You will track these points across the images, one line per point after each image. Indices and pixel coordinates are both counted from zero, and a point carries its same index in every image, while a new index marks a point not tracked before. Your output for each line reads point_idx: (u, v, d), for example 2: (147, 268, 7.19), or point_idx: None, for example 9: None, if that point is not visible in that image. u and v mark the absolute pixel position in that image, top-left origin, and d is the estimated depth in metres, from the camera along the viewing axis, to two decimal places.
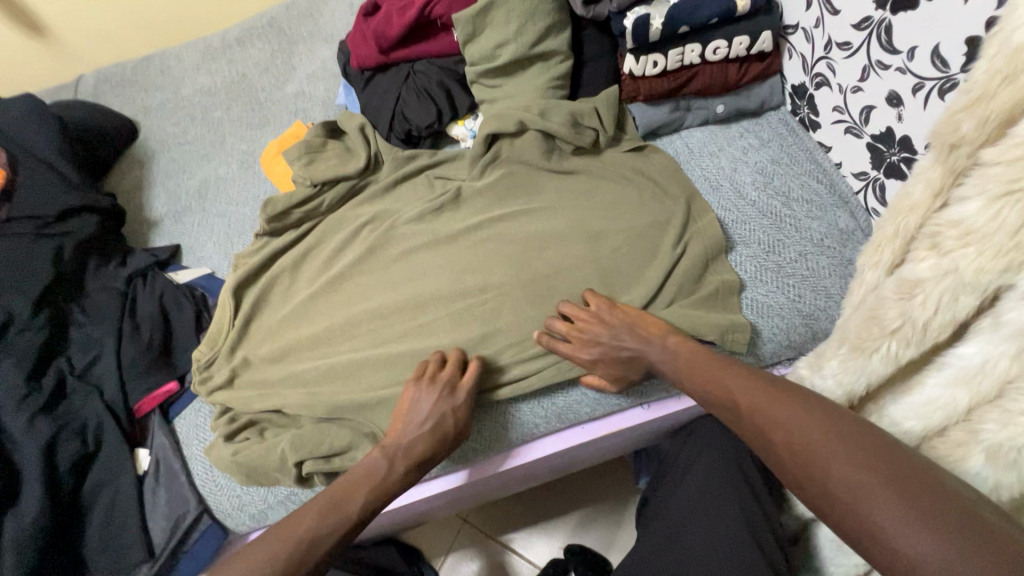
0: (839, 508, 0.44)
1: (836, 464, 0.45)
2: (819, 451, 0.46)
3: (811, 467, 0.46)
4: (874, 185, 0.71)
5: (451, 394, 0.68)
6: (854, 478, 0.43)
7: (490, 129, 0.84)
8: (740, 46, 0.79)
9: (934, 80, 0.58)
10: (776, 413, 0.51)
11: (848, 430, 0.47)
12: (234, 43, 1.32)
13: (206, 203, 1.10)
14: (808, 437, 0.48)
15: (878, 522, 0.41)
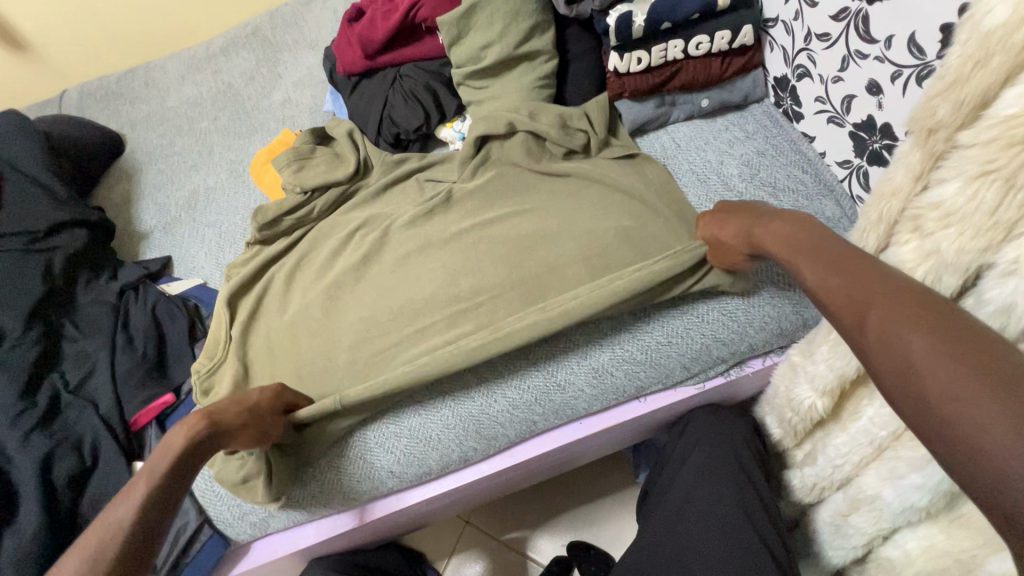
0: (965, 455, 0.34)
1: (970, 401, 0.34)
2: (932, 372, 0.37)
3: (924, 396, 0.37)
4: (858, 172, 0.72)
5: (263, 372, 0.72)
6: (986, 415, 0.34)
7: (478, 130, 0.85)
8: (722, 41, 0.80)
9: (911, 68, 0.59)
10: (885, 322, 0.40)
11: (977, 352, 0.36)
12: (219, 52, 1.32)
13: (196, 213, 1.10)
14: (922, 363, 0.37)
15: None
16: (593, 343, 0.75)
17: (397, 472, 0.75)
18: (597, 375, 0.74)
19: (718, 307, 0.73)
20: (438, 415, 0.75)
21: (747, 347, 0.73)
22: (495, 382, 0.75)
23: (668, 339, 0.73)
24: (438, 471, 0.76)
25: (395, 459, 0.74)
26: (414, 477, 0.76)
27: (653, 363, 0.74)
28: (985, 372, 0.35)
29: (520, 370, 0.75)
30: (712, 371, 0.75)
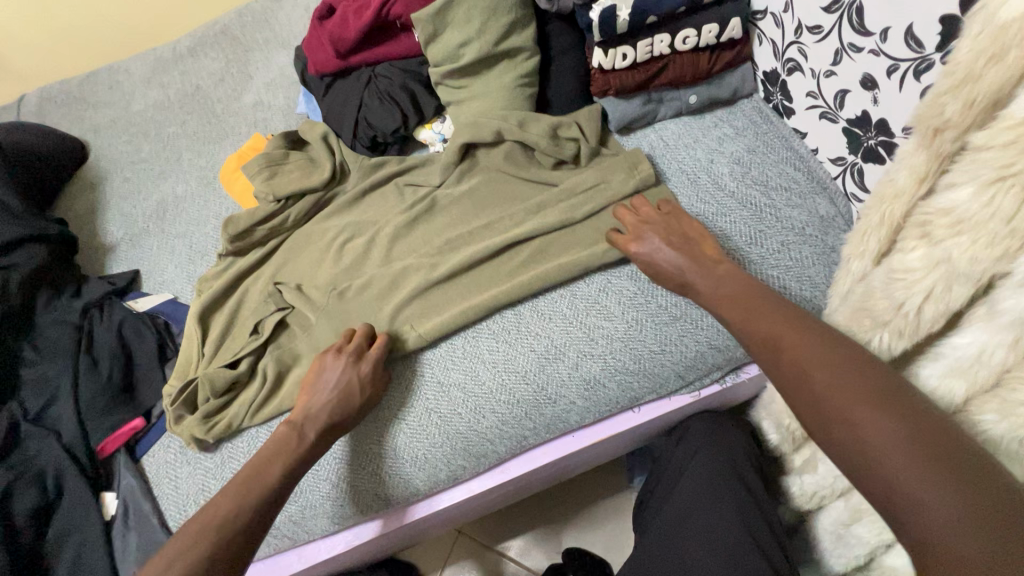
0: (864, 466, 0.41)
1: (871, 421, 0.41)
2: (846, 398, 0.43)
3: (832, 414, 0.44)
4: (852, 170, 0.70)
5: (356, 363, 0.69)
6: (875, 433, 0.41)
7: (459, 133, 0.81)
8: (710, 34, 0.77)
9: (908, 61, 0.56)
10: (819, 363, 0.47)
11: (883, 384, 0.43)
12: (186, 53, 1.26)
13: (165, 224, 1.04)
14: (834, 395, 0.44)
15: (912, 486, 0.38)
16: (584, 352, 0.71)
17: (380, 494, 0.71)
18: (589, 387, 0.71)
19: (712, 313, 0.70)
20: (421, 432, 0.72)
21: (743, 352, 0.71)
22: (482, 397, 0.72)
23: (662, 347, 0.70)
24: (426, 492, 0.73)
25: (379, 480, 0.71)
26: (398, 500, 0.72)
27: (646, 373, 0.71)
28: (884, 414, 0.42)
29: (508, 383, 0.72)
30: (707, 378, 0.73)
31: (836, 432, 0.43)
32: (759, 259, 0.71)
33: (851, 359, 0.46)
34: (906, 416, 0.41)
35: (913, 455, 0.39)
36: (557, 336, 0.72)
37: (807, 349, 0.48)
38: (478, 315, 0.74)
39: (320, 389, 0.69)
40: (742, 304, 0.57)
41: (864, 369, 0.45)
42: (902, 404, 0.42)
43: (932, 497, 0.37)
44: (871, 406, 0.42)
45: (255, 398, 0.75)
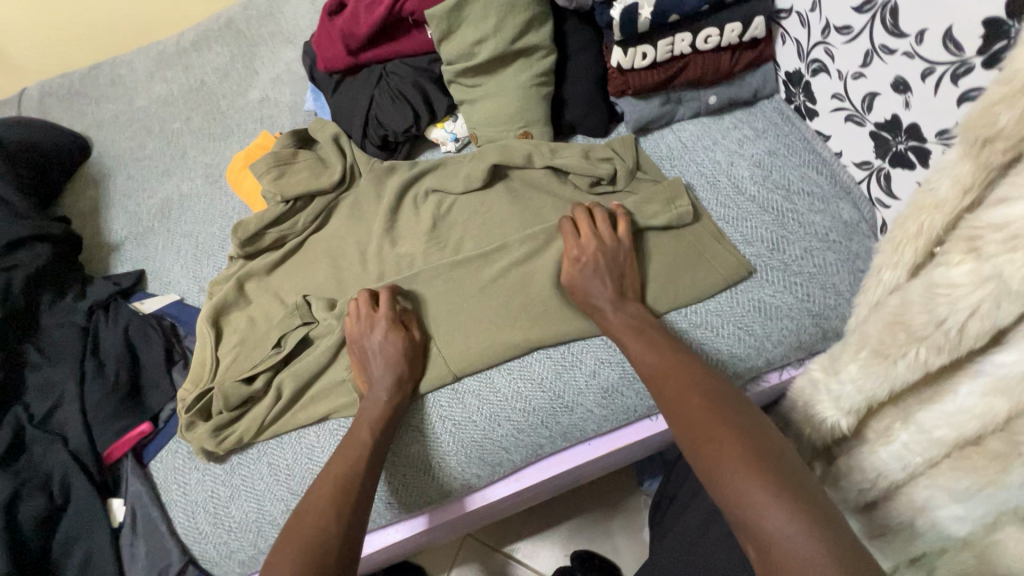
0: (724, 496, 0.45)
1: (744, 477, 0.44)
2: (721, 455, 0.47)
3: (708, 462, 0.47)
4: (879, 174, 0.68)
5: (371, 326, 0.71)
6: (732, 468, 0.45)
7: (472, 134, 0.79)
8: (732, 34, 0.75)
9: (945, 65, 0.54)
10: (686, 397, 0.54)
11: (731, 414, 0.50)
12: (191, 47, 1.23)
13: (170, 223, 1.02)
14: (702, 431, 0.50)
15: (778, 536, 0.40)
16: (603, 360, 0.70)
17: (395, 503, 0.70)
18: (607, 395, 0.70)
19: (734, 321, 0.69)
20: (439, 441, 0.70)
21: (764, 362, 0.69)
22: (498, 405, 0.70)
23: None
24: (438, 501, 0.72)
25: (393, 489, 0.70)
26: (408, 509, 0.71)
27: None
28: (740, 447, 0.47)
29: (524, 391, 0.70)
30: None
31: (712, 483, 0.46)
32: (780, 266, 0.70)
33: (706, 391, 0.54)
34: (771, 469, 0.44)
35: (782, 509, 0.41)
36: (574, 344, 0.71)
37: (671, 384, 0.56)
38: (496, 323, 0.72)
39: (366, 359, 0.70)
40: (636, 330, 0.64)
41: (714, 395, 0.53)
42: (767, 453, 0.46)
43: (795, 544, 0.39)
44: (740, 456, 0.46)
45: (267, 414, 0.73)
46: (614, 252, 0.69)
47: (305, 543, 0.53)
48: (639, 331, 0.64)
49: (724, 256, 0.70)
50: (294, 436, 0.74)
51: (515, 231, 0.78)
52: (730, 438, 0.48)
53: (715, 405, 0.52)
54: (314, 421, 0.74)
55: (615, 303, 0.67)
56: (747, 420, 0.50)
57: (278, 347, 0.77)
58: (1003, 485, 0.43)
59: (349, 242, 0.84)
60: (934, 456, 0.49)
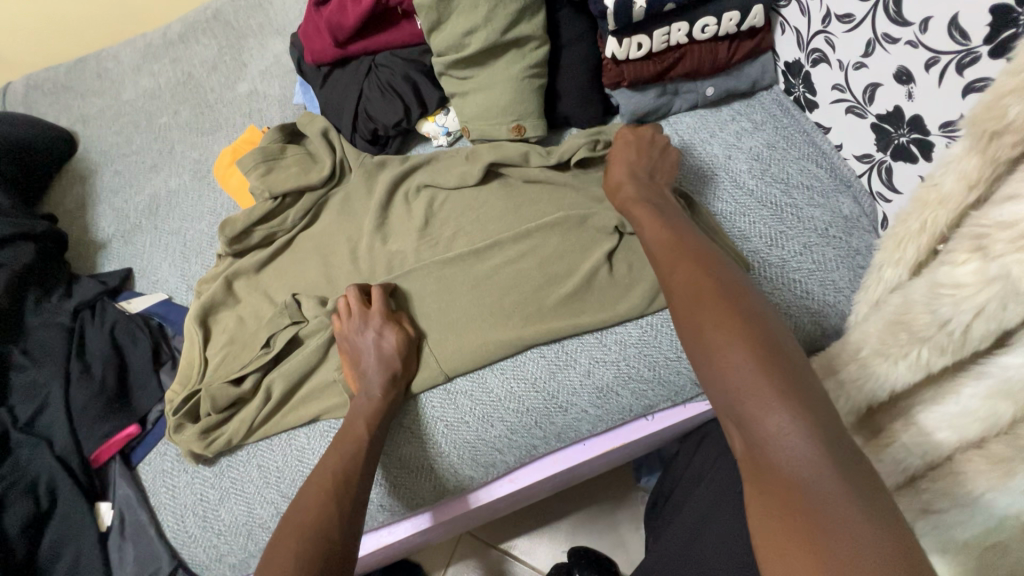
0: (715, 373, 0.42)
1: (739, 358, 0.41)
2: (718, 333, 0.43)
3: (708, 350, 0.43)
4: (880, 168, 0.66)
5: (363, 322, 0.70)
6: (730, 348, 0.42)
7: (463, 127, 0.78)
8: (730, 23, 0.72)
9: (950, 55, 0.52)
10: (694, 276, 0.50)
11: (740, 304, 0.46)
12: (178, 39, 1.20)
13: (158, 220, 1.00)
14: (707, 307, 0.46)
15: (772, 429, 0.37)
16: (598, 359, 0.68)
17: (387, 505, 0.69)
18: (601, 395, 0.68)
19: None
20: (431, 441, 0.69)
21: None
22: (491, 405, 0.69)
23: (679, 353, 0.68)
24: (431, 502, 0.70)
25: (384, 492, 0.69)
26: (402, 510, 0.70)
27: (661, 381, 0.68)
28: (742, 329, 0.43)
29: (517, 390, 0.69)
30: None
31: (710, 373, 0.43)
32: (779, 263, 0.68)
33: (717, 282, 0.48)
34: (771, 354, 0.41)
35: (776, 396, 0.38)
36: (569, 343, 0.70)
37: (682, 275, 0.51)
38: (488, 323, 0.71)
39: (358, 356, 0.69)
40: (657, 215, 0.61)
41: (724, 284, 0.48)
42: (774, 345, 0.42)
43: (793, 441, 0.36)
44: (745, 347, 0.41)
45: (255, 416, 0.72)
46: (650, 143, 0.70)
47: (297, 547, 0.52)
48: (653, 204, 0.63)
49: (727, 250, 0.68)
50: (284, 438, 0.72)
51: (509, 228, 0.77)
52: (733, 317, 0.44)
53: (723, 287, 0.48)
54: (304, 424, 0.72)
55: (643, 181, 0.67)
56: (756, 310, 0.45)
57: (269, 348, 0.75)
58: (1006, 490, 0.42)
59: (339, 239, 0.83)
60: (935, 459, 0.47)
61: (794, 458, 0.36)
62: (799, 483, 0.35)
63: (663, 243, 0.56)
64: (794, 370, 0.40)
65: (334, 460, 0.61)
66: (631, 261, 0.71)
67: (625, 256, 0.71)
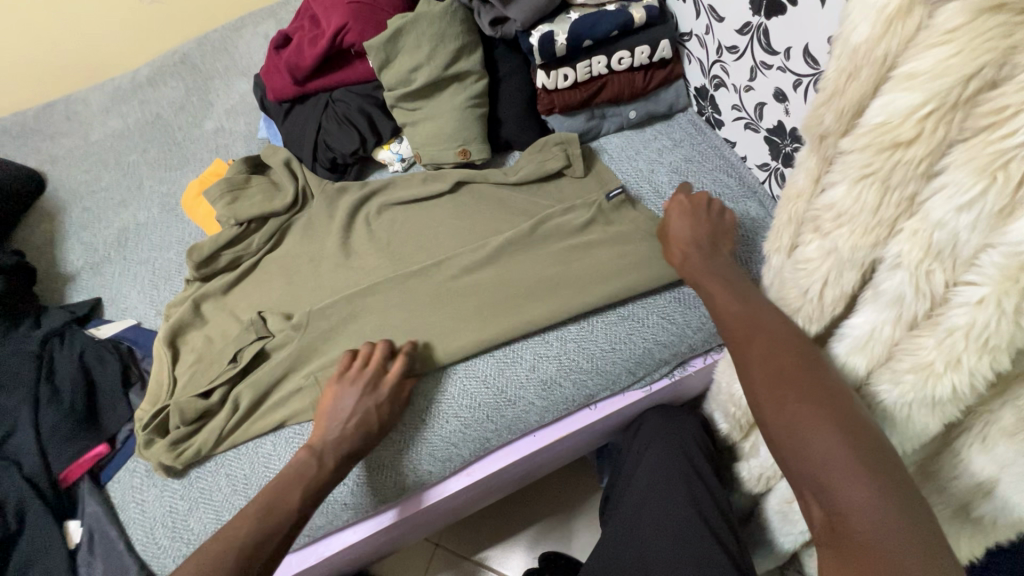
0: (795, 445, 0.46)
1: (821, 434, 0.44)
2: (799, 407, 0.46)
3: (788, 424, 0.46)
4: (776, 174, 0.77)
5: (366, 389, 0.70)
6: (814, 426, 0.45)
7: (428, 157, 0.88)
8: (642, 55, 0.83)
9: (809, 77, 0.63)
10: (763, 339, 0.52)
11: (817, 380, 0.48)
12: (146, 82, 1.27)
13: (127, 251, 1.05)
14: (781, 379, 0.49)
15: (851, 497, 0.41)
16: (541, 355, 0.75)
17: (350, 503, 0.73)
18: (546, 387, 0.75)
19: (657, 312, 0.76)
20: (395, 441, 0.74)
21: (687, 347, 0.76)
22: (446, 403, 0.75)
23: (611, 346, 0.75)
24: (397, 497, 0.74)
25: (348, 489, 0.73)
26: (368, 508, 0.74)
27: (599, 371, 0.75)
28: (827, 405, 0.46)
29: (470, 388, 0.75)
30: (656, 374, 0.76)
31: (788, 446, 0.46)
32: None
33: (794, 346, 0.51)
34: (856, 432, 0.44)
35: (863, 479, 0.41)
36: (516, 341, 0.77)
37: (759, 347, 0.52)
38: (443, 328, 0.77)
39: (336, 416, 0.70)
40: (722, 281, 0.62)
41: (797, 352, 0.50)
42: (849, 412, 0.45)
43: (868, 510, 0.40)
44: (821, 414, 0.45)
45: (222, 427, 0.76)
46: (711, 217, 0.72)
47: None
48: (720, 276, 0.64)
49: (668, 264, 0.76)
50: (251, 446, 0.76)
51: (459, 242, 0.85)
52: (810, 398, 0.46)
53: (796, 362, 0.50)
54: (270, 431, 0.77)
55: (706, 250, 0.68)
56: (829, 386, 0.47)
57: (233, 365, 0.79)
58: None
59: (303, 260, 0.89)
60: None
61: (871, 524, 0.40)
62: (881, 555, 0.38)
63: (736, 312, 0.56)
64: (869, 442, 0.43)
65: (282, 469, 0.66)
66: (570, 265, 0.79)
67: (564, 257, 0.79)
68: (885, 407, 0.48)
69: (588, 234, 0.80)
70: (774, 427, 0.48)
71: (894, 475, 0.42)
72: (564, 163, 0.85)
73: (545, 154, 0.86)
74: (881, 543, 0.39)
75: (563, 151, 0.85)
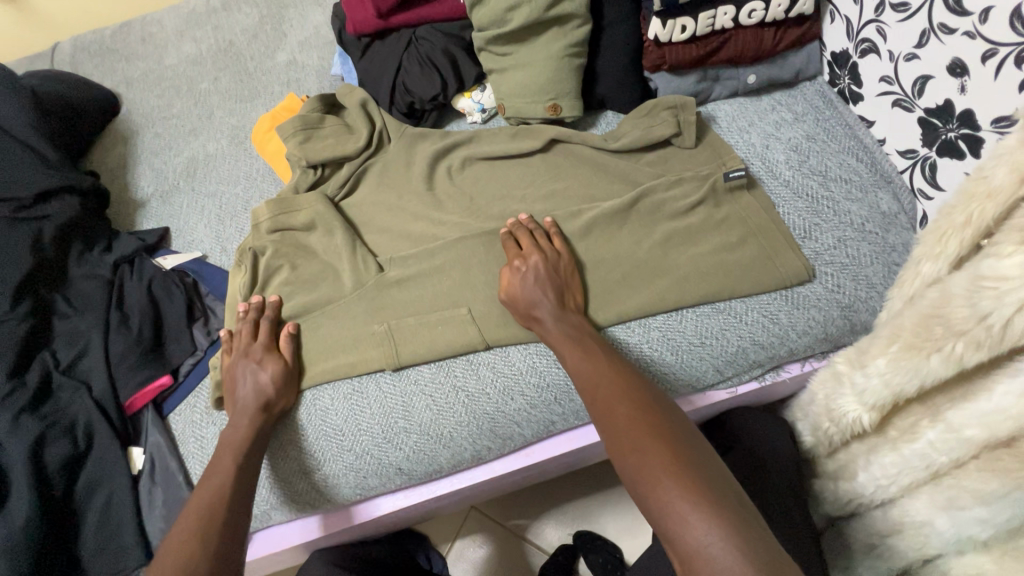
0: (657, 512, 0.45)
1: (677, 494, 0.44)
2: (658, 467, 0.46)
3: (646, 486, 0.46)
4: (924, 164, 0.65)
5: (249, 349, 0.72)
6: (673, 491, 0.44)
7: (515, 111, 0.81)
8: (778, 9, 0.71)
9: (1010, 47, 0.52)
10: (617, 395, 0.54)
11: (662, 424, 0.50)
12: (220, 7, 1.22)
13: (196, 182, 1.03)
14: (644, 441, 0.49)
15: (702, 543, 0.41)
16: (622, 340, 0.68)
17: (405, 470, 0.71)
18: None
19: (759, 308, 0.68)
20: (444, 409, 0.71)
21: (787, 352, 0.68)
22: (512, 379, 0.71)
23: (699, 339, 0.68)
24: (449, 468, 0.72)
25: (404, 456, 0.70)
26: (420, 476, 0.72)
27: (685, 366, 0.68)
28: (682, 463, 0.46)
29: (539, 365, 0.71)
30: (746, 375, 0.69)
31: (645, 497, 0.46)
32: (813, 255, 0.68)
33: (635, 398, 0.54)
34: (711, 491, 0.44)
35: (721, 538, 0.41)
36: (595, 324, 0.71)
37: (608, 400, 0.54)
38: None
39: (234, 385, 0.71)
40: (569, 337, 0.63)
41: (647, 403, 0.53)
42: (704, 473, 0.46)
43: (720, 554, 0.40)
44: (676, 475, 0.45)
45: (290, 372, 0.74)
46: (557, 264, 0.69)
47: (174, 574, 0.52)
48: (596, 342, 0.63)
49: (785, 259, 0.67)
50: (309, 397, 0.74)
51: (539, 208, 0.78)
52: (667, 458, 0.47)
53: (651, 416, 0.51)
54: (327, 382, 0.73)
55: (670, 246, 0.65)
56: (677, 420, 0.51)
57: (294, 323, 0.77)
58: None
59: (372, 209, 0.84)
60: (963, 453, 0.49)
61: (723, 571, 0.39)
62: None
63: (585, 370, 0.59)
64: (715, 482, 0.45)
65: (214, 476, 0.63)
66: (665, 249, 0.71)
67: (658, 239, 0.71)
68: None
69: (688, 213, 0.71)
70: (641, 500, 0.47)
71: (743, 512, 0.43)
72: (676, 127, 0.75)
73: (660, 115, 0.76)
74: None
75: (681, 113, 0.75)
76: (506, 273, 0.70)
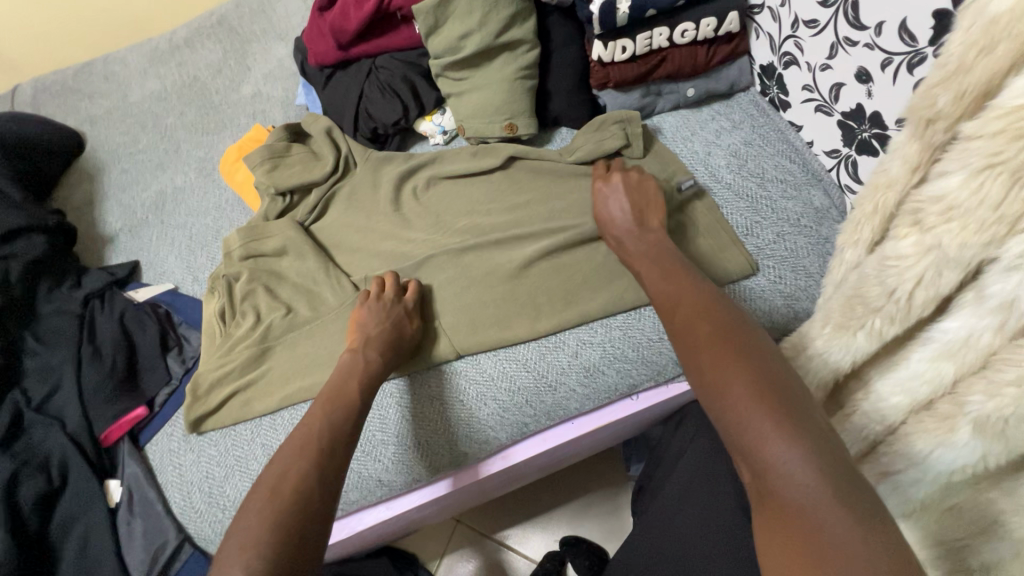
0: (728, 418, 0.43)
1: (751, 404, 0.42)
2: (731, 377, 0.44)
3: (716, 389, 0.44)
4: (847, 162, 0.72)
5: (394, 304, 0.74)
6: (744, 400, 0.42)
7: (475, 131, 0.85)
8: (708, 28, 0.78)
9: (902, 55, 0.59)
10: (698, 312, 0.52)
11: (742, 342, 0.48)
12: (183, 43, 1.25)
13: (164, 215, 1.04)
14: (728, 352, 0.47)
15: (777, 455, 0.39)
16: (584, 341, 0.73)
17: (385, 482, 0.72)
18: (588, 374, 0.73)
19: None
20: (424, 419, 0.73)
21: None
22: (485, 385, 0.73)
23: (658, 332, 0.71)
24: (428, 478, 0.73)
25: (385, 468, 0.72)
26: (402, 485, 0.73)
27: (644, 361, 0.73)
28: (756, 376, 0.44)
29: (509, 370, 0.74)
30: None
31: (716, 403, 0.44)
32: (756, 250, 0.74)
33: (715, 315, 0.52)
34: (787, 408, 0.42)
35: (795, 451, 0.39)
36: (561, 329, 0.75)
37: (684, 316, 0.53)
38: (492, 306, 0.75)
39: (363, 325, 0.72)
40: (660, 262, 0.62)
41: (731, 321, 0.51)
42: (783, 389, 0.43)
43: (795, 466, 0.38)
44: (750, 385, 0.43)
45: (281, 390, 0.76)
46: (642, 184, 0.73)
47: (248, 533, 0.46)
48: (670, 266, 0.61)
49: (730, 256, 0.72)
50: (287, 416, 0.75)
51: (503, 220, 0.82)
52: (742, 371, 0.45)
53: (728, 334, 0.49)
54: (304, 402, 0.75)
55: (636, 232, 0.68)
56: (758, 341, 0.49)
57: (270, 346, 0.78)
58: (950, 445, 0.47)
59: (342, 231, 0.87)
60: (893, 421, 0.54)
61: (799, 485, 0.37)
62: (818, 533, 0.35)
63: (669, 290, 0.57)
64: (798, 402, 0.42)
65: (281, 458, 0.54)
66: None
67: None
68: (972, 419, 0.45)
69: None
70: (711, 408, 0.45)
71: (826, 435, 0.40)
72: (625, 140, 0.81)
73: (609, 130, 0.82)
74: (809, 508, 0.36)
75: (630, 126, 0.81)
76: (596, 195, 0.74)
